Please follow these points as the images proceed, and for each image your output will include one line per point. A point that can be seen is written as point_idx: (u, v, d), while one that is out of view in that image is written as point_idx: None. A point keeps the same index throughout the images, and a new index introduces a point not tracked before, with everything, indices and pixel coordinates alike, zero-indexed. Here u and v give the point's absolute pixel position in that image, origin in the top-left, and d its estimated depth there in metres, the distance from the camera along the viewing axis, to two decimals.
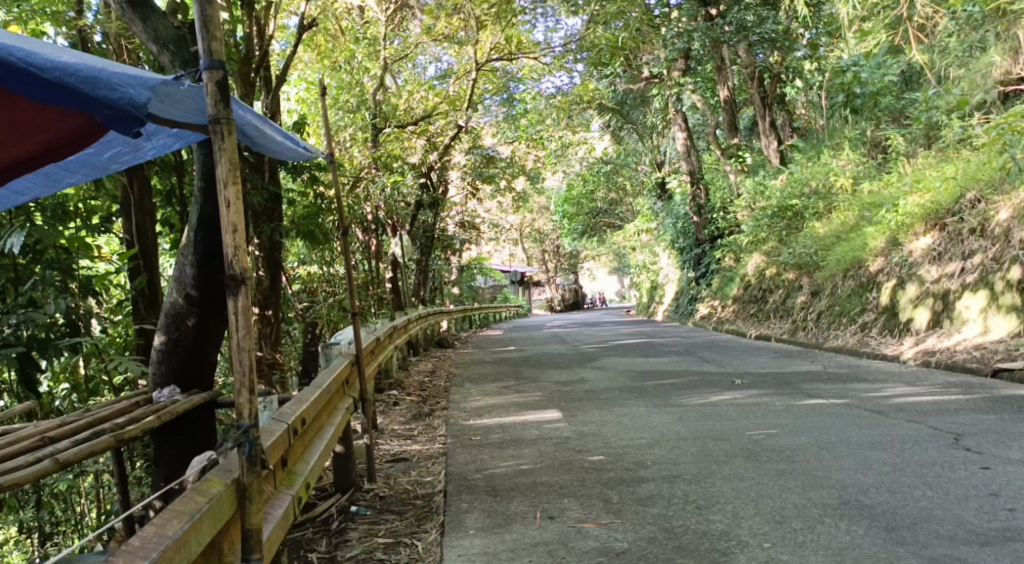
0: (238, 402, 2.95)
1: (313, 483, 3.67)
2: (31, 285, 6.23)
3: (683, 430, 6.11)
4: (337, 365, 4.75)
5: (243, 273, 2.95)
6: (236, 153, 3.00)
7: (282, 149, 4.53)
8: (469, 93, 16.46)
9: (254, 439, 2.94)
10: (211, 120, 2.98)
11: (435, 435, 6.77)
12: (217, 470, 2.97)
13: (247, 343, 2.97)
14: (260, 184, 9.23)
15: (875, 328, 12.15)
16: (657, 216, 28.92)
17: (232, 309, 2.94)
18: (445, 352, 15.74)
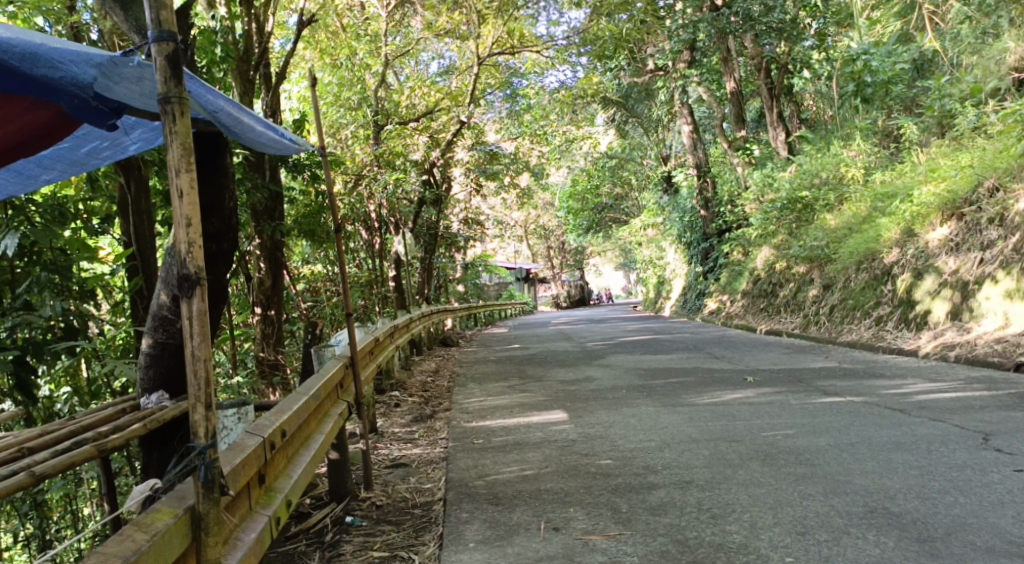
0: (194, 420, 2.74)
1: (296, 499, 3.43)
2: (27, 287, 6.02)
3: (694, 431, 5.86)
4: (328, 370, 4.50)
5: (196, 273, 2.76)
6: (188, 137, 2.79)
7: (265, 141, 4.27)
8: (472, 88, 16.23)
9: (211, 462, 2.69)
10: (161, 98, 2.79)
11: (437, 438, 6.53)
12: (172, 495, 2.73)
13: (204, 353, 2.76)
14: (259, 184, 8.94)
15: (890, 321, 11.90)
16: (664, 210, 28.68)
17: (187, 312, 2.76)
18: (451, 351, 15.52)
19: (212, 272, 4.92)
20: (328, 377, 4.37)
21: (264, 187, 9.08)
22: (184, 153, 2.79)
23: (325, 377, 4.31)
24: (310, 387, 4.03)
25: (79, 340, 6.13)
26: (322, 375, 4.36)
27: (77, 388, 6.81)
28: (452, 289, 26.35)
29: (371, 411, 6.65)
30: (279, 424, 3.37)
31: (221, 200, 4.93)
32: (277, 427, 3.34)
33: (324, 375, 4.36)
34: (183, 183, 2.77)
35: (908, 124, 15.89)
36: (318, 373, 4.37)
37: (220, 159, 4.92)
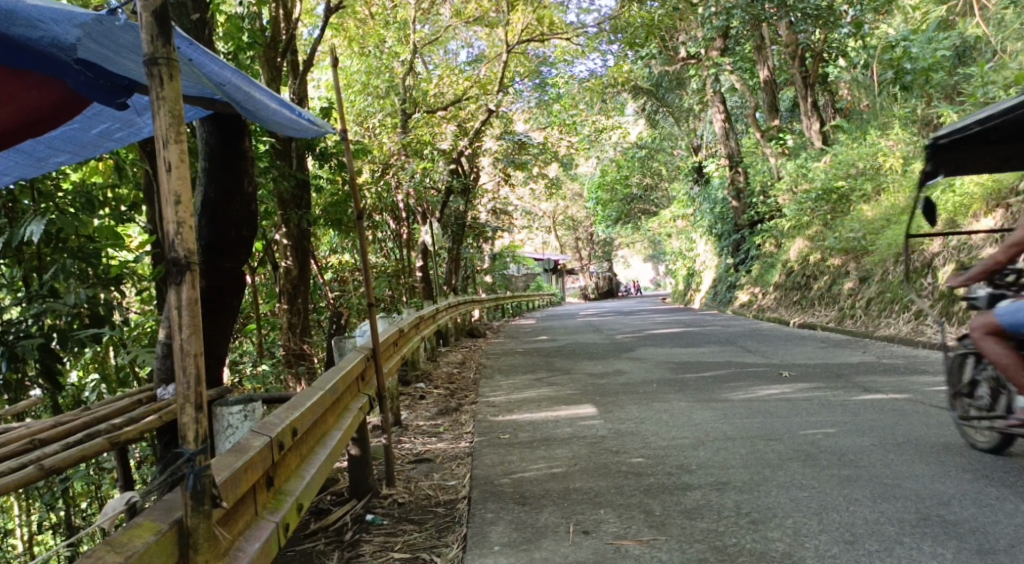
0: (184, 423, 2.53)
1: (308, 503, 3.24)
2: (53, 273, 5.93)
3: (730, 428, 5.63)
4: (347, 362, 4.28)
5: (188, 257, 2.55)
6: (178, 104, 2.56)
7: (277, 118, 4.08)
8: (501, 76, 16.02)
9: (200, 471, 2.48)
10: (148, 60, 2.55)
11: (462, 432, 6.34)
12: (161, 506, 2.51)
13: (196, 348, 2.55)
14: (287, 171, 8.83)
15: (931, 315, 11.61)
16: (694, 201, 28.37)
17: (175, 301, 2.54)
18: (478, 342, 15.38)
19: (233, 258, 4.72)
20: (347, 370, 4.15)
21: (291, 176, 8.93)
22: (174, 122, 2.55)
23: (343, 370, 4.10)
24: (326, 381, 3.82)
25: (104, 328, 6.02)
26: (340, 367, 4.14)
27: (105, 376, 6.74)
28: (480, 280, 26.23)
29: (395, 403, 6.49)
30: (288, 422, 3.17)
31: (240, 185, 4.73)
32: (286, 426, 3.15)
33: (342, 368, 4.14)
34: (171, 156, 2.54)
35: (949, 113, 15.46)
36: (336, 365, 4.16)
37: (238, 143, 4.72)
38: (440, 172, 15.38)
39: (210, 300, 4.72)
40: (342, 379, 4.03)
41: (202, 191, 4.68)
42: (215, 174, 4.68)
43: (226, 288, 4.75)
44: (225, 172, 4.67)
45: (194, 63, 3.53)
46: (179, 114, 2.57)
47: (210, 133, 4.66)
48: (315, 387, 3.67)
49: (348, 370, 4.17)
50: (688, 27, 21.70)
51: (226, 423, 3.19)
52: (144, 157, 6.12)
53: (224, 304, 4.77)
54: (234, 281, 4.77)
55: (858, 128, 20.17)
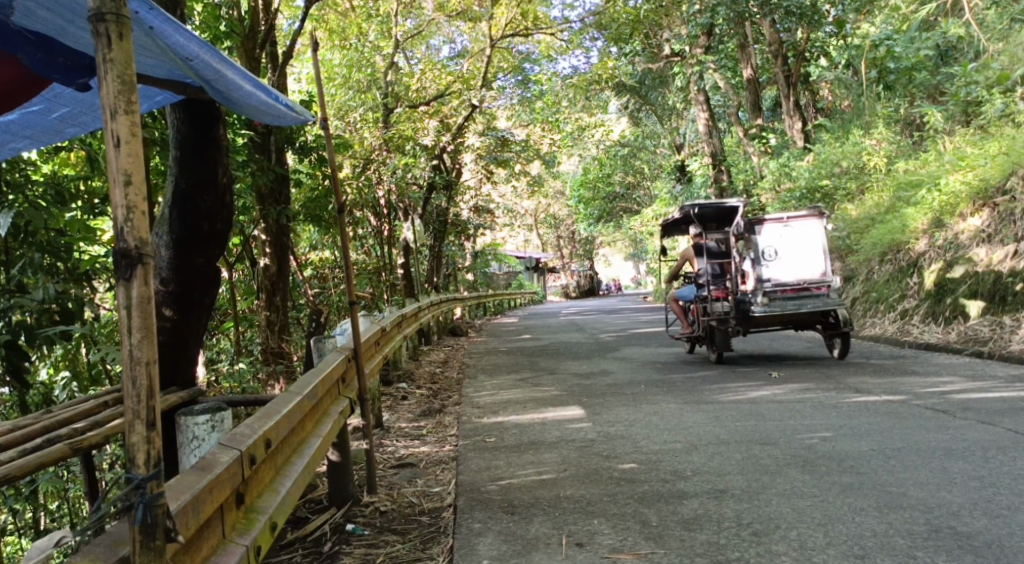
0: (132, 443, 2.28)
1: (283, 519, 3.01)
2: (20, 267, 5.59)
3: (723, 431, 5.45)
4: (326, 364, 4.05)
5: (140, 246, 2.29)
6: (128, 67, 2.30)
7: (249, 96, 3.79)
8: (484, 71, 15.76)
9: (150, 501, 2.25)
10: (93, 15, 2.29)
11: (446, 435, 6.12)
12: (108, 540, 2.28)
13: (149, 354, 2.30)
14: (267, 165, 8.57)
15: (916, 315, 11.47)
16: (677, 199, 28.27)
17: (125, 299, 2.29)
18: (461, 341, 15.16)
19: (206, 252, 4.52)
20: (327, 371, 3.92)
21: (270, 170, 8.70)
22: (123, 89, 2.29)
23: (322, 373, 3.87)
24: (303, 384, 3.59)
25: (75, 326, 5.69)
26: (319, 370, 3.91)
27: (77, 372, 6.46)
28: (461, 278, 25.95)
29: (376, 405, 6.25)
30: (263, 434, 2.95)
31: (215, 176, 4.52)
32: (260, 436, 2.92)
33: (321, 370, 3.91)
34: (120, 129, 2.28)
35: (933, 112, 15.42)
36: (315, 366, 3.93)
37: (211, 132, 4.52)
38: (421, 168, 15.11)
39: (182, 297, 4.50)
40: (322, 381, 3.81)
41: (174, 182, 4.46)
42: (190, 163, 4.46)
43: (199, 283, 4.54)
44: (198, 162, 4.46)
45: (156, 31, 3.29)
46: (129, 79, 2.31)
47: (182, 121, 4.46)
48: (292, 391, 3.45)
49: (327, 371, 3.94)
50: (672, 24, 21.55)
51: (192, 435, 2.88)
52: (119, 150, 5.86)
53: (195, 301, 4.55)
54: (207, 277, 4.57)
55: (840, 127, 20.13)
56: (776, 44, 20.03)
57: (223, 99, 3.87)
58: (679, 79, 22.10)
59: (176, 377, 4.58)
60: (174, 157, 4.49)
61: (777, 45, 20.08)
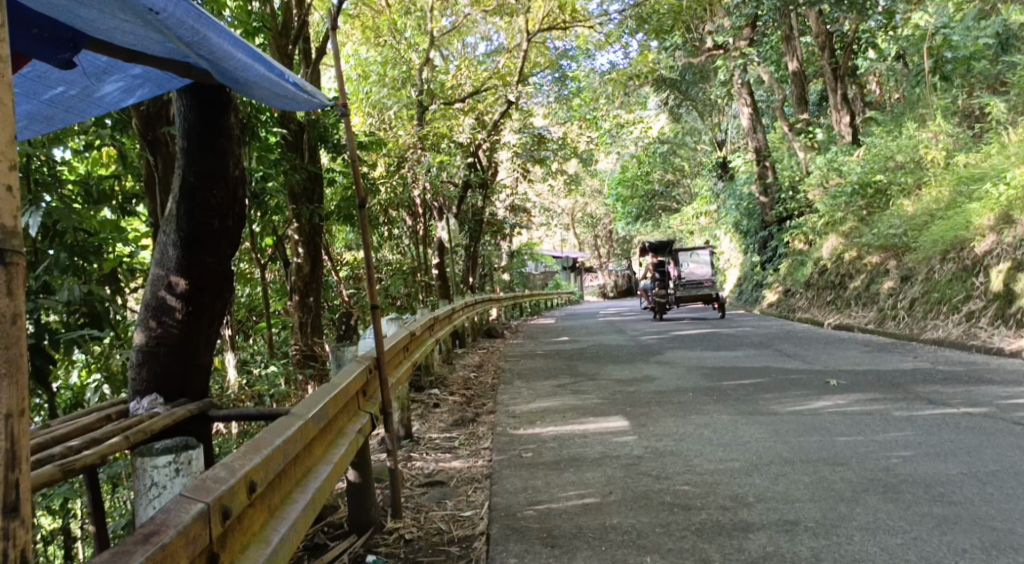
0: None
1: None
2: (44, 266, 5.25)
3: (786, 448, 4.94)
4: (336, 381, 3.55)
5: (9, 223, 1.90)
6: None
7: (239, 62, 3.20)
8: (522, 66, 15.32)
9: None
10: None
11: (479, 448, 5.66)
12: None
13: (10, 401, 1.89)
14: (297, 162, 8.28)
15: (982, 318, 11.17)
16: (718, 197, 27.66)
17: None
18: (498, 343, 14.73)
19: (216, 252, 4.03)
20: (337, 390, 3.42)
21: (303, 168, 8.39)
22: None
23: (330, 392, 3.37)
24: (302, 409, 3.09)
25: (100, 330, 5.32)
26: (326, 388, 3.41)
27: (108, 374, 6.13)
28: (498, 278, 25.52)
29: (405, 414, 5.82)
30: (245, 475, 2.45)
31: (225, 168, 4.04)
32: (241, 479, 2.42)
33: (329, 388, 3.40)
34: None
35: (994, 103, 14.73)
36: (323, 385, 3.43)
37: (221, 120, 4.03)
38: (459, 166, 14.73)
39: (191, 299, 4.02)
40: (330, 402, 3.31)
41: (179, 175, 3.99)
42: (198, 152, 3.98)
43: (208, 286, 4.05)
44: (205, 153, 3.98)
45: None
46: None
47: (189, 108, 3.99)
48: (291, 418, 2.96)
49: (337, 389, 3.44)
50: (714, 16, 20.99)
51: (149, 481, 2.56)
52: (143, 145, 5.48)
53: (206, 303, 4.06)
54: (217, 279, 4.08)
55: (890, 121, 19.43)
56: (822, 36, 19.32)
57: (223, 72, 3.29)
58: (723, 72, 21.51)
59: (184, 387, 4.06)
60: (182, 147, 4.00)
61: (824, 37, 19.46)
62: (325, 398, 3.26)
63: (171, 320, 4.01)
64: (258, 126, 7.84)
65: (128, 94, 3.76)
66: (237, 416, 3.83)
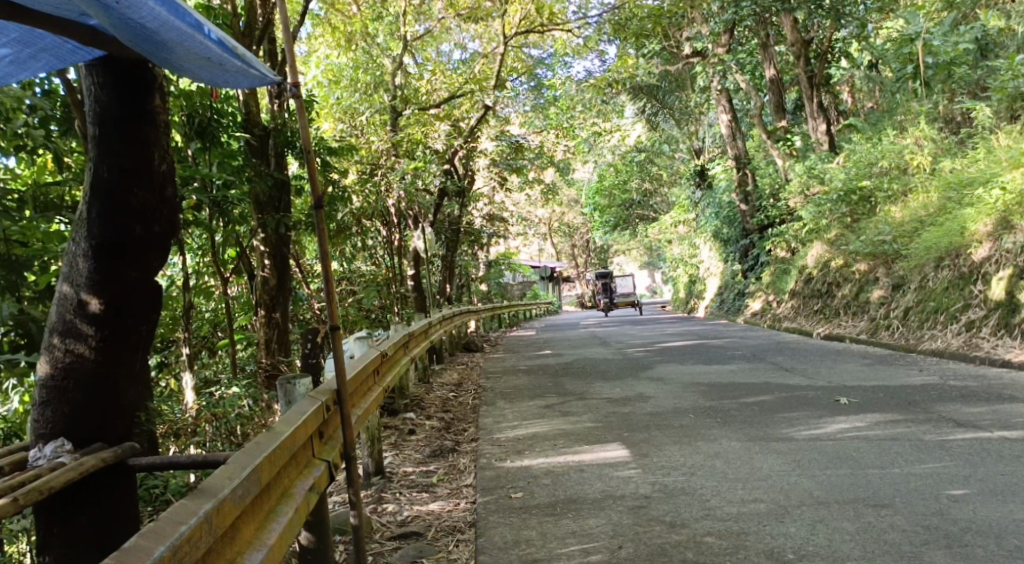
0: None
1: None
2: None
3: (818, 485, 4.29)
4: (274, 429, 2.79)
5: None
6: None
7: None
8: (498, 70, 14.65)
9: None
10: None
11: (461, 486, 4.94)
12: None
13: None
14: (262, 169, 7.57)
15: (984, 328, 10.65)
16: (697, 205, 27.12)
17: None
18: (476, 358, 14.00)
19: (140, 262, 3.28)
20: (274, 445, 2.67)
21: (268, 175, 7.66)
22: None
23: (262, 451, 2.61)
24: (216, 483, 2.35)
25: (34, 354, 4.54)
26: (260, 443, 2.66)
27: None
28: (474, 289, 24.75)
29: (377, 447, 5.10)
30: None
31: (149, 163, 3.30)
32: None
33: (263, 443, 2.66)
34: None
35: (978, 107, 14.30)
36: (259, 439, 2.69)
37: (143, 103, 3.30)
38: (435, 174, 14.02)
39: (111, 318, 3.25)
40: (263, 464, 2.56)
41: (92, 169, 3.24)
42: (113, 139, 3.24)
43: (131, 305, 3.30)
44: (123, 145, 3.25)
45: None
46: None
47: (102, 86, 3.25)
48: (195, 501, 2.23)
49: (275, 443, 2.69)
50: (691, 21, 20.46)
51: None
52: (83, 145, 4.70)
53: (127, 325, 3.30)
54: (142, 296, 3.33)
55: (870, 127, 19.00)
56: (798, 43, 18.83)
57: (122, 23, 2.78)
58: (702, 78, 20.98)
59: (102, 427, 3.28)
60: (93, 134, 3.25)
61: (800, 45, 18.86)
62: (255, 461, 2.52)
63: (83, 347, 3.25)
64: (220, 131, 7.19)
65: (20, 68, 3.45)
66: (164, 465, 3.07)
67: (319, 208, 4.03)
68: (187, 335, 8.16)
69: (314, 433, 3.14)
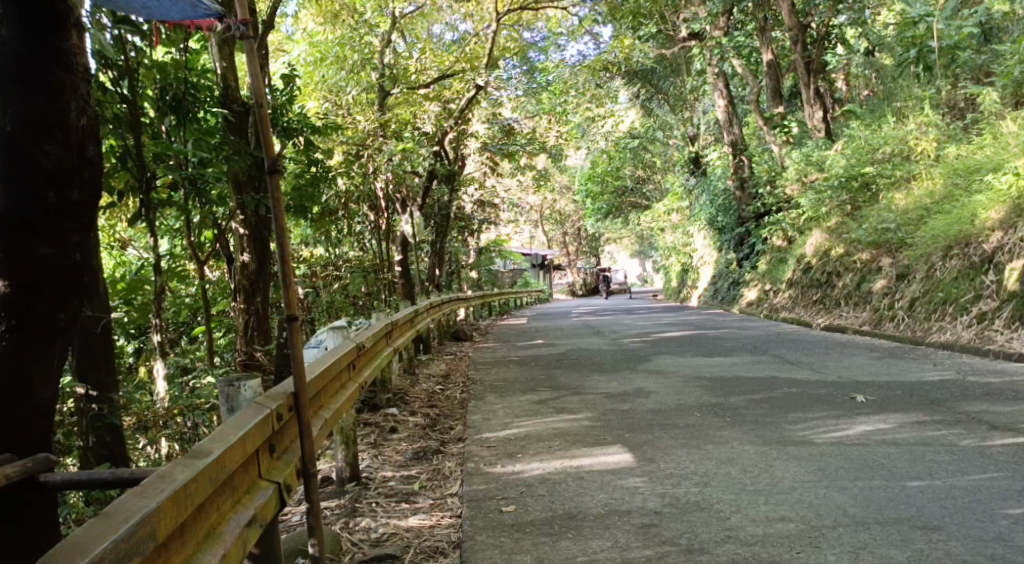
0: None
1: None
2: None
3: (852, 501, 3.77)
4: (191, 458, 2.20)
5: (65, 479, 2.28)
6: None
7: None
8: (490, 49, 14.04)
9: None
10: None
11: (445, 496, 4.39)
12: None
13: None
14: (241, 146, 6.74)
15: (997, 320, 10.15)
16: (691, 193, 26.54)
17: None
18: (465, 347, 13.44)
19: (53, 238, 2.69)
20: (185, 481, 2.08)
21: (249, 154, 6.84)
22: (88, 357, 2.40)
23: (168, 489, 2.03)
24: (81, 547, 1.77)
25: None
26: (165, 479, 2.07)
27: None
28: (464, 276, 24.11)
29: (351, 452, 4.55)
30: None
31: (64, 115, 2.71)
32: None
33: (169, 479, 2.07)
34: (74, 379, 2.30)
35: (984, 93, 13.77)
36: (168, 471, 2.11)
37: (56, 42, 2.72)
38: (425, 156, 13.44)
39: (19, 305, 2.64)
40: (164, 509, 1.98)
41: None
42: (17, 87, 2.65)
43: (45, 288, 2.69)
44: (29, 93, 2.66)
45: None
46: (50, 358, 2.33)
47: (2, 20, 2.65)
48: None
49: (187, 478, 2.10)
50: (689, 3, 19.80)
51: None
52: None
53: (40, 316, 2.68)
54: (59, 279, 2.72)
55: (866, 115, 18.50)
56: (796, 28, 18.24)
57: None
58: (699, 62, 20.35)
59: (10, 436, 2.66)
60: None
61: (799, 30, 17.83)
62: (150, 506, 1.93)
63: None
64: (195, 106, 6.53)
65: None
66: (81, 483, 2.43)
67: (274, 172, 3.26)
68: (159, 322, 7.23)
69: (257, 450, 2.57)
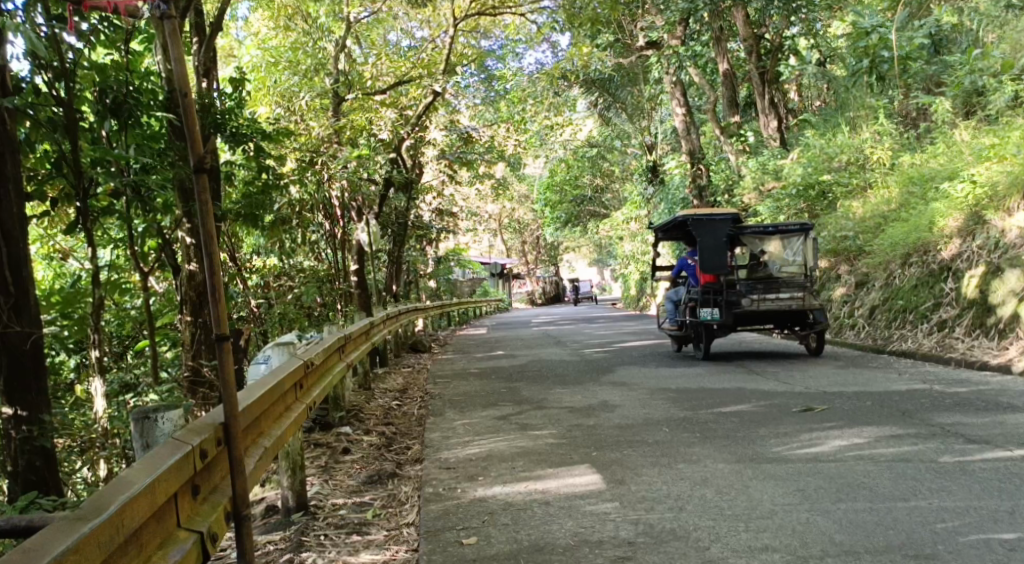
0: None
1: None
2: None
3: (837, 526, 3.53)
4: (77, 520, 1.88)
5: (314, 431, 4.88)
6: None
7: None
8: (447, 56, 13.74)
9: None
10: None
11: (400, 526, 4.07)
12: None
13: None
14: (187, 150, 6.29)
15: (957, 328, 10.04)
16: (649, 202, 26.42)
17: None
18: (423, 359, 13.06)
19: None
20: (61, 552, 1.75)
21: None
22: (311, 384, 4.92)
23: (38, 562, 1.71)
24: None
25: None
26: (37, 549, 1.75)
27: None
28: (422, 285, 23.67)
29: (297, 480, 4.20)
30: None
31: None
32: None
33: (42, 550, 1.75)
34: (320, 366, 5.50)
35: (937, 102, 13.81)
36: (45, 537, 1.79)
37: None
38: (381, 165, 13.09)
39: None
40: None
41: None
42: None
43: None
44: None
45: None
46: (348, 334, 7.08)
47: None
48: None
49: (66, 545, 1.78)
50: (646, 13, 19.68)
51: None
52: None
53: None
54: None
55: (820, 124, 18.50)
56: (750, 39, 18.26)
57: None
58: (656, 71, 20.22)
59: None
60: None
61: (752, 40, 18.06)
62: None
63: None
64: (140, 111, 6.12)
65: None
66: None
67: (200, 171, 2.91)
68: (97, 336, 6.74)
69: (172, 497, 2.26)
